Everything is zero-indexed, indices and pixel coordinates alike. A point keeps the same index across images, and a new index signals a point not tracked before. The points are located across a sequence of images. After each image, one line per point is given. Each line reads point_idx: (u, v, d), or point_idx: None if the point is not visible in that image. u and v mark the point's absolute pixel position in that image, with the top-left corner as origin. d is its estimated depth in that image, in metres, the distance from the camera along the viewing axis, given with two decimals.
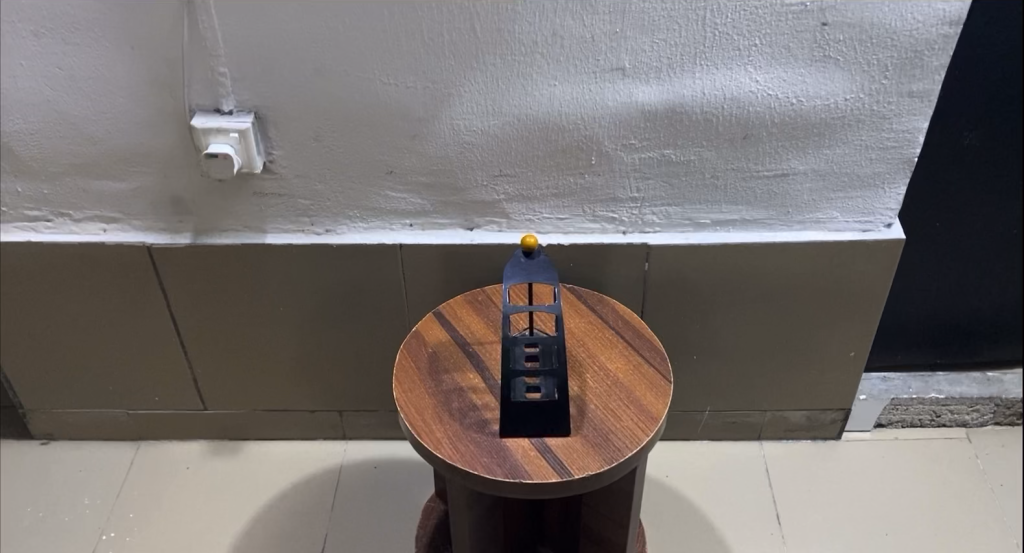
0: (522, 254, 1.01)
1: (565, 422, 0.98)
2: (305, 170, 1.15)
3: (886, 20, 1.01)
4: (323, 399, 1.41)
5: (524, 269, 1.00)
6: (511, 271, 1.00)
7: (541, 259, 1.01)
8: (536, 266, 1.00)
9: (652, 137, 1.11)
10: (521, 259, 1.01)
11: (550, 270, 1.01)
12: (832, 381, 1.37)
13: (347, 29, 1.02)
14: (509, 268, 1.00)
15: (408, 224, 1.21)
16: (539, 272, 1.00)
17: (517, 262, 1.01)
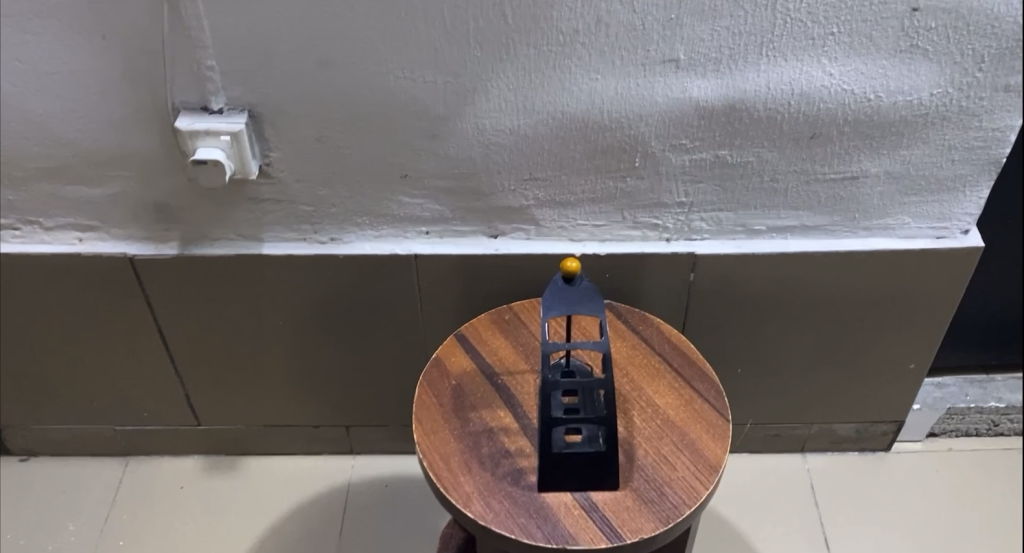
0: (563, 280, 0.87)
1: (612, 475, 0.85)
2: (307, 174, 1.01)
3: (988, 6, 0.86)
4: (329, 414, 1.29)
5: (565, 297, 0.87)
6: (549, 300, 0.86)
7: (585, 286, 0.87)
8: (578, 293, 0.87)
9: (705, 137, 0.97)
10: (561, 285, 0.87)
11: (595, 299, 0.87)
12: (887, 393, 1.25)
13: (356, 16, 0.87)
14: (547, 296, 0.87)
15: (423, 232, 1.07)
16: (583, 301, 0.87)
17: (557, 289, 0.87)
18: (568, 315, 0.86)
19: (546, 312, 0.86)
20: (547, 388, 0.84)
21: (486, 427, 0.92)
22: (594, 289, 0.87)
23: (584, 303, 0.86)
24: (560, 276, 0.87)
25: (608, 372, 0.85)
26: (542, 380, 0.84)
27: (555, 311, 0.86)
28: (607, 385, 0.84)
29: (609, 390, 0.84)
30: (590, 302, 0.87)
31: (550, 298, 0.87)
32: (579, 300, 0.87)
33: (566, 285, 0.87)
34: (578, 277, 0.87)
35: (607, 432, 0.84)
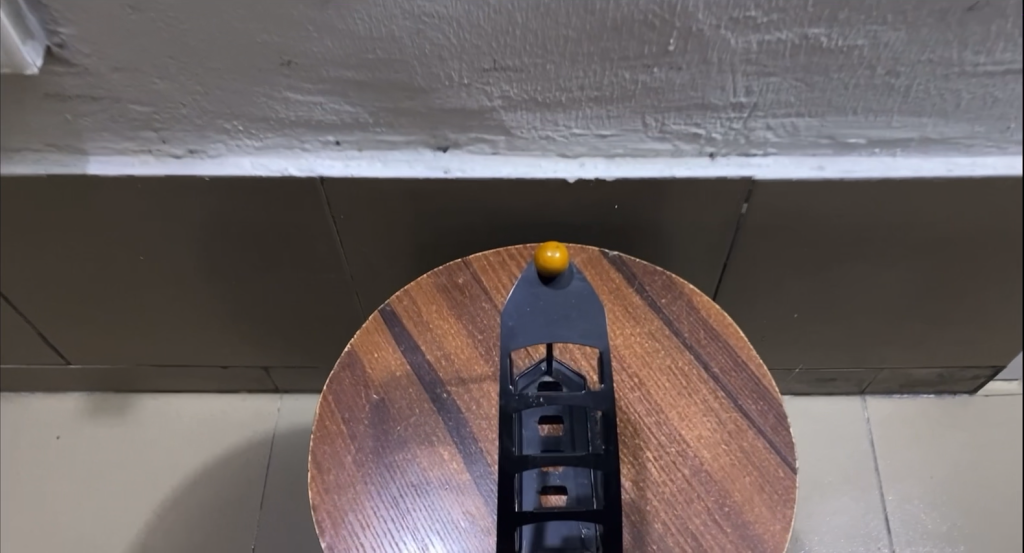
0: (541, 282, 0.51)
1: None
2: (129, 60, 0.62)
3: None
4: (239, 353, 0.97)
5: (543, 313, 0.52)
6: (515, 318, 0.52)
7: (578, 293, 0.52)
8: (566, 304, 0.52)
9: (791, 7, 0.57)
10: (536, 291, 0.51)
11: (594, 315, 0.52)
12: (994, 339, 0.91)
13: None
14: (512, 309, 0.52)
15: (331, 141, 0.69)
16: (572, 320, 0.52)
17: (530, 296, 0.51)
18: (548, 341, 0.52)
19: (510, 338, 0.52)
20: (508, 467, 0.52)
21: (420, 480, 0.61)
22: (593, 296, 0.52)
23: (574, 323, 0.52)
24: (537, 277, 0.51)
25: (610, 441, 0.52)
26: (502, 453, 0.53)
27: (526, 334, 0.52)
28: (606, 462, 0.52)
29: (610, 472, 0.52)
30: (585, 321, 0.52)
31: (517, 314, 0.52)
32: (566, 317, 0.52)
33: (545, 291, 0.51)
34: (567, 277, 0.51)
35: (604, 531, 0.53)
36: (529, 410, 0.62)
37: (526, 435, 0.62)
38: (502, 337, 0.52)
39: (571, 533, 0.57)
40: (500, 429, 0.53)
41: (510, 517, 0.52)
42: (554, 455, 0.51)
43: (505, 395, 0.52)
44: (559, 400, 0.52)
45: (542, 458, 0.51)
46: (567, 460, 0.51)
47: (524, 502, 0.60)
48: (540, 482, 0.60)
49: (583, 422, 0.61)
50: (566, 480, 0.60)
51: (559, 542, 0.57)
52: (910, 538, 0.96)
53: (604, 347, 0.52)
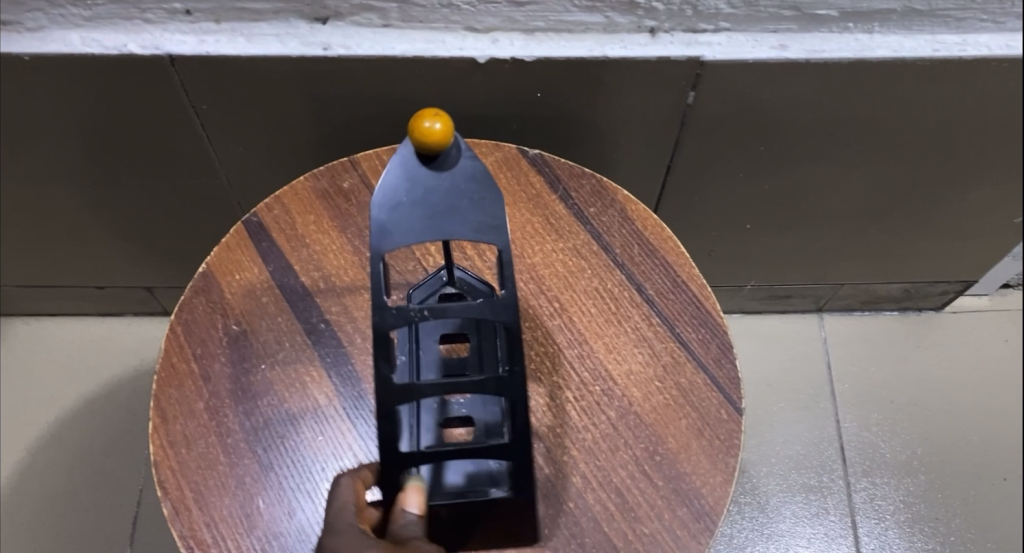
0: (420, 164, 0.38)
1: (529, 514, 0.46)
2: None
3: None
4: (114, 272, 0.84)
5: (425, 204, 0.39)
6: (388, 212, 0.39)
7: (470, 172, 0.39)
8: (454, 192, 0.39)
9: None
10: (416, 177, 0.39)
11: (493, 203, 0.39)
12: (968, 250, 0.81)
13: None
14: (382, 202, 0.39)
15: (179, 10, 0.55)
16: (463, 210, 0.39)
17: (404, 183, 0.39)
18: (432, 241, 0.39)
19: (382, 238, 0.39)
20: (388, 400, 0.40)
21: (289, 432, 0.49)
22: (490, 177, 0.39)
23: (468, 215, 0.39)
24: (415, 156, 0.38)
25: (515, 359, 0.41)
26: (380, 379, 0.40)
27: (404, 234, 0.39)
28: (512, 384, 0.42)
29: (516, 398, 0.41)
30: (477, 214, 0.39)
31: (387, 205, 0.39)
32: (456, 206, 0.39)
33: (427, 178, 0.39)
34: (451, 154, 0.39)
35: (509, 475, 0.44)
36: (429, 326, 0.49)
37: (424, 361, 0.48)
38: (369, 238, 0.39)
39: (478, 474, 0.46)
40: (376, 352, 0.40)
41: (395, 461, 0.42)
42: (446, 383, 0.40)
43: (379, 310, 0.40)
44: (449, 313, 0.40)
45: (432, 387, 0.40)
46: (463, 388, 0.41)
47: (421, 438, 0.47)
48: (438, 413, 0.48)
49: (492, 340, 0.48)
50: (472, 404, 0.49)
51: (462, 481, 0.46)
52: (866, 469, 0.88)
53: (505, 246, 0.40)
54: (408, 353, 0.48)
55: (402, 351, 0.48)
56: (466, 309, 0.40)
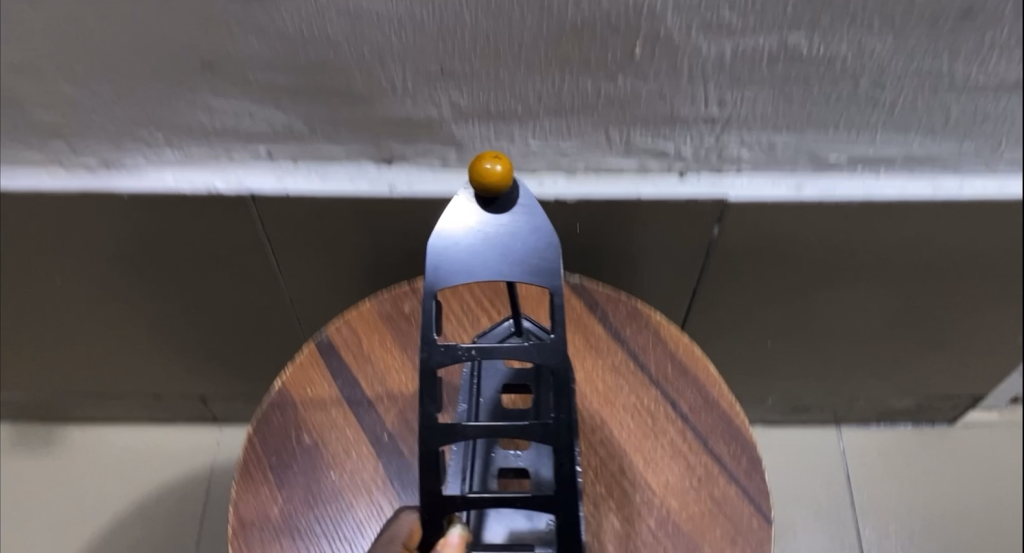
0: (480, 210, 0.47)
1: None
2: (30, 61, 0.55)
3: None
4: (173, 381, 0.90)
5: (481, 248, 0.46)
6: (444, 255, 0.46)
7: (527, 218, 0.47)
8: (511, 238, 0.46)
9: (769, 11, 0.51)
10: (473, 228, 0.46)
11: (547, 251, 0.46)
12: (976, 368, 0.86)
13: None
14: (443, 245, 0.46)
15: (263, 154, 0.63)
16: (516, 253, 0.46)
17: (466, 230, 0.46)
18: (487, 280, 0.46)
19: (437, 282, 0.45)
20: (433, 441, 0.46)
21: (354, 536, 0.54)
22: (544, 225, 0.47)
23: (522, 260, 0.46)
24: (477, 203, 0.47)
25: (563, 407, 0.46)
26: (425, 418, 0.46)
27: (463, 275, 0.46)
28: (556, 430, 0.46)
29: (557, 443, 0.46)
30: (532, 256, 0.46)
31: (449, 246, 0.46)
32: (510, 248, 0.46)
33: (483, 226, 0.46)
34: (511, 200, 0.47)
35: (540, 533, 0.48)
36: (490, 375, 0.55)
37: (484, 406, 0.54)
38: (427, 276, 0.45)
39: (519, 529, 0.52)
40: (422, 391, 0.46)
41: (433, 509, 0.47)
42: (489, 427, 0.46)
43: (428, 349, 0.46)
44: (494, 352, 0.46)
45: (475, 429, 0.46)
46: (505, 431, 0.46)
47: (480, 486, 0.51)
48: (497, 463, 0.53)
49: (548, 390, 0.51)
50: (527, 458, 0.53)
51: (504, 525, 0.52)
52: None
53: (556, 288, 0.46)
54: (467, 402, 0.54)
55: (464, 399, 0.55)
56: (512, 351, 0.46)
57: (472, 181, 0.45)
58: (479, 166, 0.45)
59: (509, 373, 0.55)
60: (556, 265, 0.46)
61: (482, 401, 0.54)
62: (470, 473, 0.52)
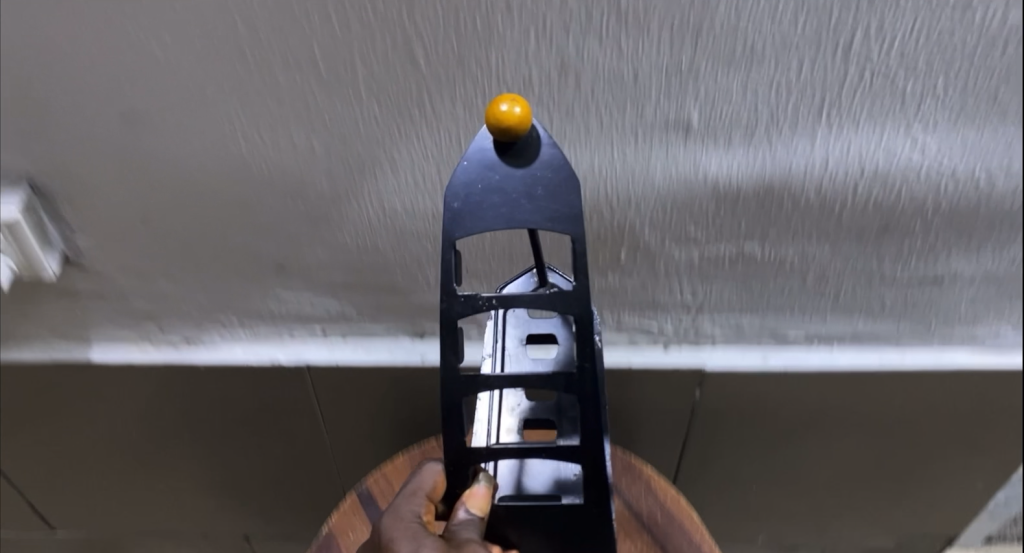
0: (497, 157, 0.42)
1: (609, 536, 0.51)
2: (139, 266, 0.69)
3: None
4: (221, 520, 1.00)
5: (499, 192, 0.41)
6: (462, 201, 0.42)
7: (549, 168, 0.41)
8: (530, 181, 0.41)
9: (726, 227, 0.65)
10: (490, 165, 0.42)
11: (564, 195, 0.41)
12: (945, 511, 0.95)
13: (170, 59, 0.54)
14: (459, 188, 0.42)
15: (317, 331, 0.76)
16: (536, 202, 0.41)
17: (482, 163, 0.42)
18: (504, 228, 0.41)
19: (454, 226, 0.42)
20: (459, 390, 0.45)
21: None
22: (567, 175, 0.41)
23: (538, 203, 0.41)
24: (494, 150, 0.41)
25: (585, 358, 0.45)
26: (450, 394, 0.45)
27: (482, 221, 0.41)
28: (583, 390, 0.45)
29: (585, 394, 0.45)
30: (555, 204, 0.41)
31: (465, 195, 0.42)
32: (528, 195, 0.41)
33: (501, 169, 0.41)
34: (531, 147, 0.42)
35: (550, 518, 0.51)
36: (519, 321, 0.56)
37: (509, 350, 0.54)
38: (444, 225, 0.42)
39: (550, 477, 0.53)
40: (445, 343, 0.44)
41: (456, 466, 0.47)
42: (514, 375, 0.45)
43: (448, 299, 0.43)
44: (517, 302, 0.43)
45: (499, 379, 0.45)
46: (529, 381, 0.45)
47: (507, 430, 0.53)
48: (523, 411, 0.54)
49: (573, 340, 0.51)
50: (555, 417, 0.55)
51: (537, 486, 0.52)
52: None
53: (579, 235, 0.41)
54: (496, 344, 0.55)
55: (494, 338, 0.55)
56: (534, 299, 0.43)
57: (489, 126, 0.41)
58: (495, 108, 0.40)
59: (534, 324, 0.55)
60: (582, 211, 0.41)
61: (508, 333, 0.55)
62: (498, 419, 0.54)
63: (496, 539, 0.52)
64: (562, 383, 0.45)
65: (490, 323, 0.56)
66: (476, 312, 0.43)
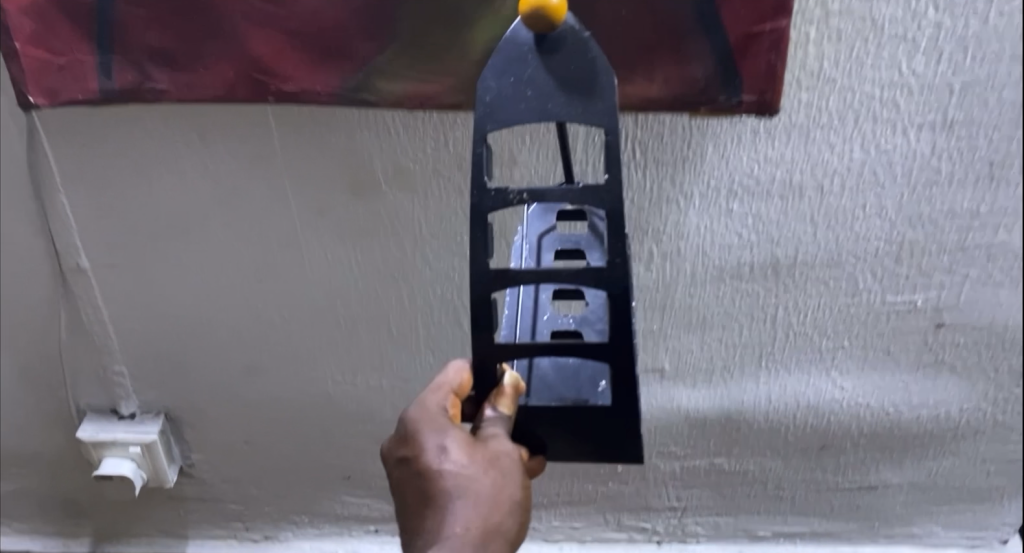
0: (531, 44, 0.43)
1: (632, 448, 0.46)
2: (237, 474, 0.87)
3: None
4: None
5: (532, 85, 0.42)
6: (494, 94, 0.42)
7: (579, 59, 0.42)
8: (562, 75, 0.42)
9: (698, 445, 0.82)
10: (523, 55, 0.42)
11: (591, 92, 0.42)
12: None
13: (285, 323, 0.75)
14: (492, 82, 0.43)
15: (371, 530, 0.91)
16: (569, 93, 0.42)
17: (519, 51, 0.43)
18: (535, 120, 0.42)
19: (487, 118, 0.42)
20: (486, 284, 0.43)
21: None
22: (598, 66, 0.42)
23: (567, 94, 0.42)
24: (527, 38, 0.43)
25: (615, 252, 0.42)
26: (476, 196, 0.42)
27: (511, 112, 0.42)
28: (613, 288, 0.42)
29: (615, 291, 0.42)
30: (586, 94, 0.42)
31: (498, 88, 0.43)
32: (561, 88, 0.42)
33: (532, 61, 0.42)
34: (567, 40, 0.42)
35: (577, 429, 0.46)
36: (548, 243, 0.52)
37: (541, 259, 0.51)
38: (476, 117, 0.42)
39: (577, 363, 0.51)
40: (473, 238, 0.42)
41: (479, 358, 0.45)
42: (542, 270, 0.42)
43: (479, 191, 0.42)
44: (546, 197, 0.42)
45: (527, 273, 0.42)
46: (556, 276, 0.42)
47: (535, 334, 0.49)
48: (549, 325, 0.50)
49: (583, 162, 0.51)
50: (587, 302, 0.51)
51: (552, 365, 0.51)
52: None
53: (609, 125, 0.42)
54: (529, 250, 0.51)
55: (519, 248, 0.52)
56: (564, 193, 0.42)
57: (523, 17, 0.42)
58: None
59: (564, 239, 0.51)
60: (612, 102, 0.42)
61: (534, 254, 0.51)
62: (519, 323, 0.50)
63: (528, 444, 0.47)
64: (591, 282, 0.43)
65: (518, 239, 0.53)
66: (506, 206, 0.42)
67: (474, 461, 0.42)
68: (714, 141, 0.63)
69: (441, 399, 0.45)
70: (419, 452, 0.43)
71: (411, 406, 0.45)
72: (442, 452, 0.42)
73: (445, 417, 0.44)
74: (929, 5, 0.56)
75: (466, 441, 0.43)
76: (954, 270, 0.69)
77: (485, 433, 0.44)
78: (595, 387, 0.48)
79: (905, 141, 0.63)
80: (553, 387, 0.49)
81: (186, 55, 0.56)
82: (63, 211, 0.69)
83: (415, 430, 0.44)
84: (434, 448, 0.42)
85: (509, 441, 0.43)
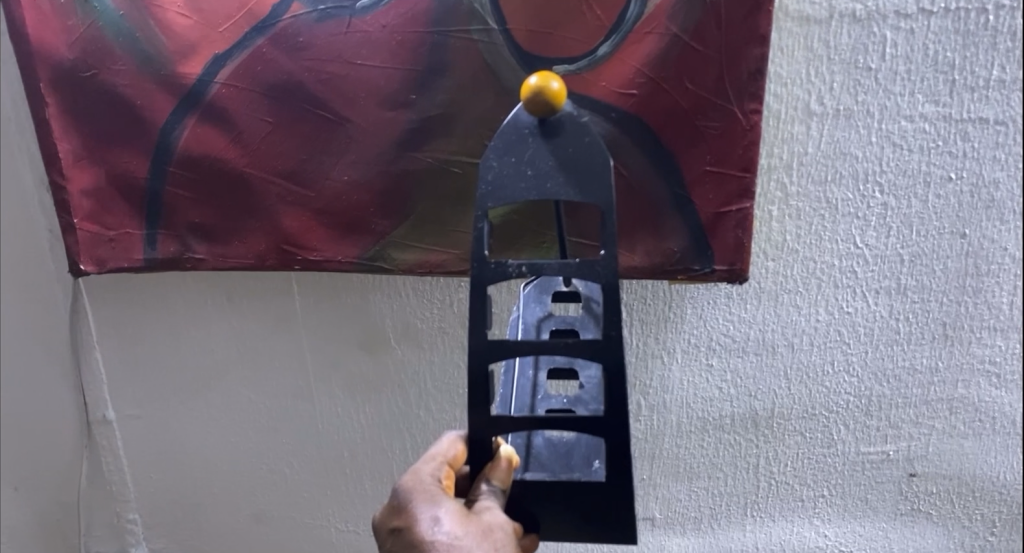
0: (532, 126, 0.41)
1: (625, 525, 0.45)
2: None
3: (993, 473, 0.72)
4: None
5: (531, 165, 0.41)
6: (496, 175, 0.41)
7: (578, 142, 0.40)
8: (561, 158, 0.40)
9: None
10: (525, 137, 0.41)
11: (588, 172, 0.40)
12: None
13: (294, 470, 0.79)
14: (495, 161, 0.41)
15: None
16: (568, 173, 0.40)
17: (519, 134, 0.41)
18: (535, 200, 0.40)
19: (489, 197, 0.41)
20: (485, 360, 0.42)
21: None
22: (597, 150, 0.40)
23: (566, 173, 0.40)
24: (528, 122, 0.41)
25: (610, 325, 0.41)
26: (479, 272, 0.41)
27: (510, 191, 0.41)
28: (608, 362, 0.41)
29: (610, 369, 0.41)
30: (582, 177, 0.40)
31: (499, 167, 0.41)
32: (559, 168, 0.40)
33: (534, 142, 0.41)
34: (566, 125, 0.41)
35: (568, 504, 0.45)
36: (545, 322, 0.52)
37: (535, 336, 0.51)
38: (478, 197, 0.41)
39: (572, 440, 0.50)
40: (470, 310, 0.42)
41: (476, 435, 0.44)
42: (538, 343, 0.41)
43: (479, 264, 0.42)
44: (545, 271, 0.41)
45: (526, 346, 0.41)
46: (552, 349, 0.41)
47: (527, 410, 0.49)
48: (542, 404, 0.49)
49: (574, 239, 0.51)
50: (583, 383, 0.51)
51: (547, 441, 0.50)
52: None
53: (606, 206, 0.40)
54: (524, 329, 0.52)
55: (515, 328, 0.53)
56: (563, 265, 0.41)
57: (524, 103, 0.40)
58: (528, 82, 0.40)
59: (559, 321, 0.52)
60: (610, 183, 0.40)
61: (529, 333, 0.51)
62: (515, 401, 0.50)
63: (521, 519, 0.46)
64: (586, 353, 0.42)
65: (513, 320, 0.53)
66: (506, 279, 0.42)
67: (466, 532, 0.41)
68: (693, 304, 0.70)
69: (435, 471, 0.46)
70: (412, 521, 0.43)
71: (406, 476, 0.46)
72: (436, 523, 0.42)
73: (438, 488, 0.44)
74: (874, 188, 0.64)
75: (460, 513, 0.43)
76: (920, 422, 0.72)
77: (478, 506, 0.42)
78: (589, 466, 0.46)
79: (865, 304, 0.68)
80: (547, 463, 0.48)
81: (223, 230, 0.65)
82: (97, 365, 0.77)
83: (409, 501, 0.44)
84: (428, 519, 0.43)
85: (501, 514, 0.42)
